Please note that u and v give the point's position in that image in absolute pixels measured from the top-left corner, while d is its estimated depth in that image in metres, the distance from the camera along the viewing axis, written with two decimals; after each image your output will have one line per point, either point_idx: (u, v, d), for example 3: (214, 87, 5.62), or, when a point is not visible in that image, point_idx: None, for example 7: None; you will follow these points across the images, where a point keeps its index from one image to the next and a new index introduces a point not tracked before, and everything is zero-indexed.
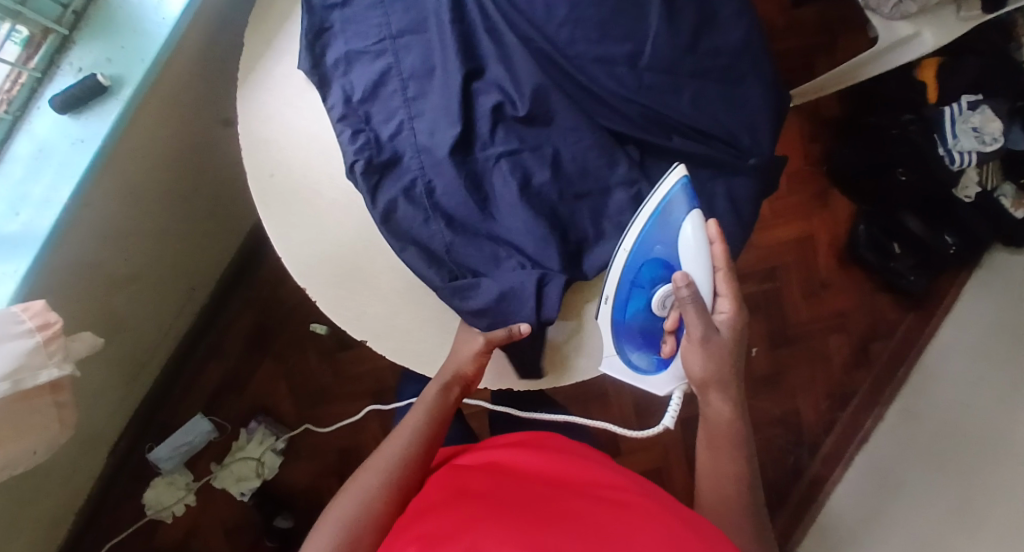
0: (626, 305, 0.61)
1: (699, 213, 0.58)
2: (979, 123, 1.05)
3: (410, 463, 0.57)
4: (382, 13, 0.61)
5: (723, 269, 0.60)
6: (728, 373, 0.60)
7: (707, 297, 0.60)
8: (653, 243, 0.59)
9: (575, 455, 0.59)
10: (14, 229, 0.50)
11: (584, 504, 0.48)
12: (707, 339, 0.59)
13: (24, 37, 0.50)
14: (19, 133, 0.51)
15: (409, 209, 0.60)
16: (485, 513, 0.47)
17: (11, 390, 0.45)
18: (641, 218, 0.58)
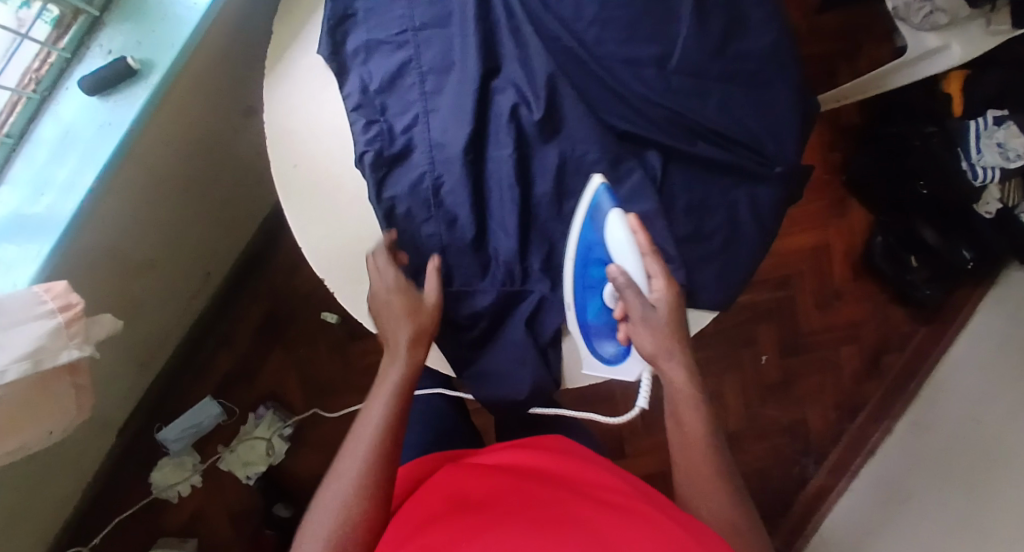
0: (588, 309, 0.62)
1: (618, 210, 0.57)
2: (1002, 138, 1.02)
3: (376, 462, 0.55)
4: (406, 5, 0.61)
5: (649, 253, 0.58)
6: (675, 341, 0.61)
7: (640, 283, 0.59)
8: (587, 245, 0.59)
9: (576, 457, 0.59)
10: (38, 211, 0.50)
11: (584, 509, 0.48)
12: (640, 317, 0.60)
13: (55, 17, 0.49)
14: (46, 114, 0.51)
15: (410, 203, 0.61)
16: (483, 520, 0.47)
17: (31, 370, 0.45)
18: (578, 223, 0.59)
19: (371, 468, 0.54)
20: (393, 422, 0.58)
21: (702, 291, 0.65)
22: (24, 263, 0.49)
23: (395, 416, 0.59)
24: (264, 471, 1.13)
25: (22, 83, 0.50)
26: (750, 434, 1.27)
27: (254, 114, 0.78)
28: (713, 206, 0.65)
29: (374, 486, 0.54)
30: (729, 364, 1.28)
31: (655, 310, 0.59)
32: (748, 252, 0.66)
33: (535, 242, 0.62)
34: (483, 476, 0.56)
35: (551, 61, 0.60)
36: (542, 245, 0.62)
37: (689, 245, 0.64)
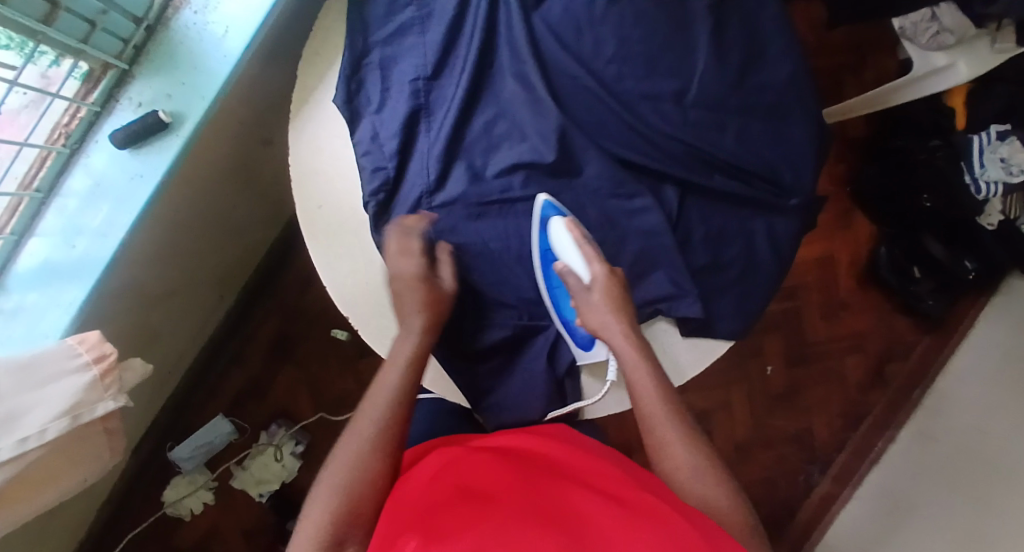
0: (564, 306, 0.64)
1: (557, 217, 0.61)
2: (1006, 154, 1.02)
3: (388, 429, 0.54)
4: (421, 52, 0.62)
5: (582, 242, 0.61)
6: (615, 314, 0.61)
7: (582, 271, 0.62)
8: (542, 250, 0.62)
9: (579, 449, 0.56)
10: (72, 260, 0.51)
11: (588, 506, 0.44)
12: (581, 303, 0.62)
13: (84, 72, 0.51)
14: (76, 167, 0.52)
15: (415, 247, 0.62)
16: (480, 510, 0.44)
17: (70, 425, 0.47)
18: (535, 233, 0.62)
19: (383, 432, 0.54)
20: (410, 384, 0.57)
21: (719, 321, 0.65)
22: (55, 311, 0.50)
23: (411, 376, 0.58)
24: (276, 489, 1.14)
25: (52, 139, 0.51)
26: (757, 443, 1.29)
27: (272, 142, 0.78)
28: (731, 236, 0.66)
29: (385, 451, 0.53)
30: (734, 375, 1.30)
31: (591, 292, 0.61)
32: (765, 281, 0.67)
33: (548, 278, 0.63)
34: (485, 460, 0.52)
35: (557, 111, 0.61)
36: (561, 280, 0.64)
37: (706, 275, 0.65)
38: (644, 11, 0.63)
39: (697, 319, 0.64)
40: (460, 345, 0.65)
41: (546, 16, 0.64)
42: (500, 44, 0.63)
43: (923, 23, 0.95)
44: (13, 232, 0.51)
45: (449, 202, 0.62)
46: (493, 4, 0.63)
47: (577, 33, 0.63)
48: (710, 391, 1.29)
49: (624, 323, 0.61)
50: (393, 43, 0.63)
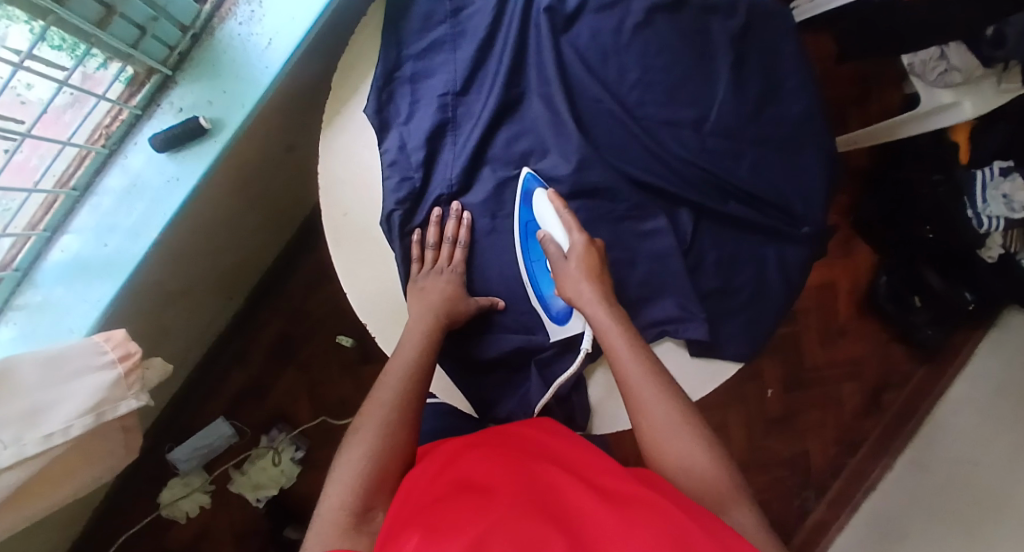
0: (541, 279, 0.65)
1: (540, 190, 0.63)
2: (1008, 190, 1.03)
3: (396, 421, 0.55)
4: (453, 68, 0.64)
5: (565, 214, 0.61)
6: (594, 281, 0.60)
7: (562, 241, 0.62)
8: (523, 221, 0.64)
9: (579, 447, 0.54)
10: (105, 258, 0.52)
11: (586, 501, 0.45)
12: (558, 270, 0.62)
13: (129, 76, 0.52)
14: (114, 167, 0.53)
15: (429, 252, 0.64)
16: (481, 509, 0.43)
17: (93, 422, 0.48)
18: (514, 208, 0.64)
19: (390, 423, 0.54)
20: (415, 373, 0.57)
21: (727, 343, 0.66)
22: (85, 307, 0.51)
23: (419, 364, 0.58)
24: (275, 495, 1.13)
25: (92, 139, 0.52)
26: (753, 465, 1.29)
27: (295, 148, 0.79)
28: (743, 261, 0.67)
29: (395, 443, 0.53)
30: (733, 396, 1.31)
31: (569, 259, 0.61)
32: (773, 306, 0.68)
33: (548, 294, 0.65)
34: (481, 457, 0.52)
35: (580, 139, 0.63)
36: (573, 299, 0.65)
37: (717, 297, 0.66)
38: (669, 41, 0.65)
39: (703, 341, 0.64)
40: (459, 357, 0.66)
41: (574, 41, 0.66)
42: (528, 67, 0.65)
43: (931, 61, 0.98)
44: (46, 228, 0.52)
45: (471, 211, 0.64)
46: (524, 28, 0.65)
47: (603, 61, 0.65)
48: (709, 412, 1.29)
49: (597, 289, 0.60)
50: (425, 58, 0.65)
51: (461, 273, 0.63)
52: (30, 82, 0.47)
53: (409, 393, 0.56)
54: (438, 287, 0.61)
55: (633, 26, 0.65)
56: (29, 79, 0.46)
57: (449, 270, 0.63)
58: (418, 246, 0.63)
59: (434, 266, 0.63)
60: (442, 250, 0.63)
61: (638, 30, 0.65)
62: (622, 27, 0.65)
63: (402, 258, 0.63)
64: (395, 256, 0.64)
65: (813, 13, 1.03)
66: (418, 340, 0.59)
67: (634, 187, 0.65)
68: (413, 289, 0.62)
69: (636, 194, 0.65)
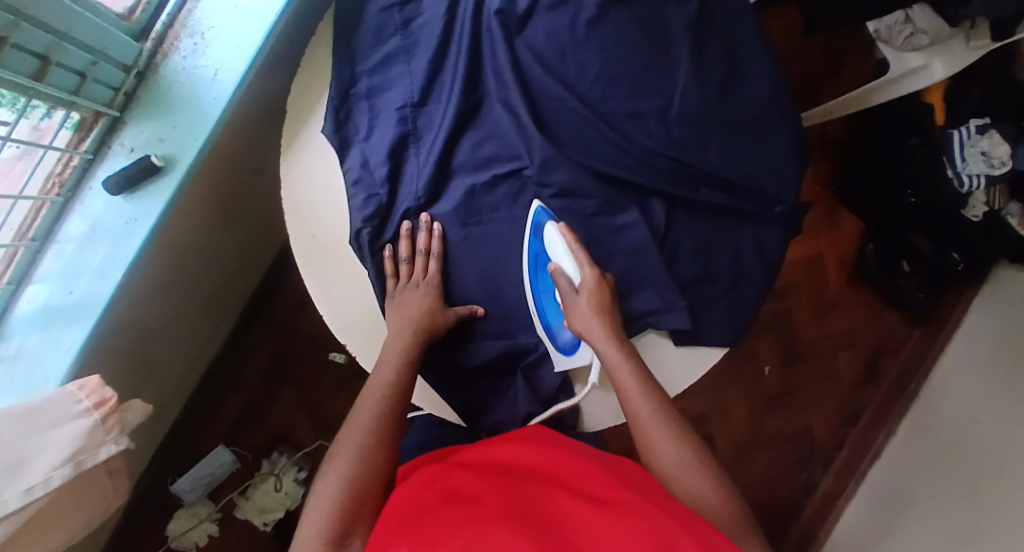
0: (549, 310, 0.64)
1: (551, 222, 0.62)
2: (987, 147, 1.06)
3: (376, 442, 0.55)
4: (409, 79, 0.64)
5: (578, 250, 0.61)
6: (604, 320, 0.60)
7: (572, 276, 0.61)
8: (533, 253, 0.63)
9: (563, 454, 0.54)
10: (71, 306, 0.51)
11: (574, 512, 0.45)
12: (569, 305, 0.61)
13: (76, 122, 0.52)
14: (72, 214, 0.52)
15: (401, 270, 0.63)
16: (467, 516, 0.44)
17: (73, 472, 0.48)
18: (525, 238, 0.63)
19: (370, 444, 0.54)
20: (393, 393, 0.57)
21: (710, 331, 0.66)
22: (58, 357, 0.51)
23: (398, 383, 0.58)
24: (282, 517, 1.12)
25: (45, 189, 0.51)
26: (757, 442, 1.29)
27: (262, 174, 0.79)
28: (720, 247, 0.67)
29: (374, 465, 0.53)
30: (731, 376, 1.30)
31: (580, 295, 0.60)
32: (754, 289, 0.68)
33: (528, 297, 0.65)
34: (469, 471, 0.52)
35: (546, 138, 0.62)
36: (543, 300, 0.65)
37: (697, 285, 0.66)
38: (626, 33, 0.65)
39: (686, 330, 0.64)
40: (443, 367, 0.65)
41: (530, 42, 0.65)
42: (485, 72, 0.65)
43: (897, 26, 0.95)
44: (10, 281, 0.51)
45: (439, 221, 0.63)
46: (477, 33, 0.64)
47: (561, 58, 0.65)
48: (708, 394, 1.29)
49: (609, 325, 0.60)
50: (380, 72, 0.64)
51: (437, 283, 0.62)
52: None
53: (388, 412, 0.57)
54: (415, 302, 0.61)
55: (587, 22, 0.64)
56: None
57: (425, 282, 0.62)
58: (391, 261, 0.63)
59: (410, 280, 0.62)
60: (415, 263, 0.62)
61: (593, 25, 0.64)
62: (576, 23, 0.64)
63: (375, 274, 0.63)
64: (368, 274, 0.63)
65: None
66: (396, 359, 0.59)
67: (602, 183, 0.64)
68: (391, 305, 0.62)
69: (605, 189, 0.64)
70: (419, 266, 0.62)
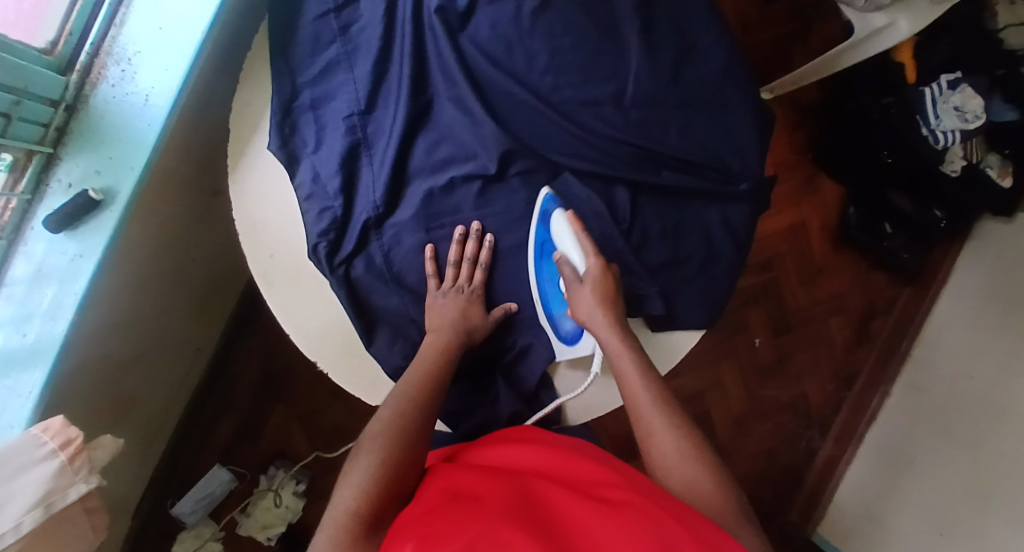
0: (552, 300, 0.63)
1: (557, 210, 0.62)
2: (960, 102, 1.04)
3: (407, 433, 0.55)
4: (353, 86, 0.63)
5: (584, 240, 0.61)
6: (607, 308, 0.60)
7: (576, 264, 0.62)
8: (539, 241, 0.63)
9: (576, 452, 0.55)
10: (28, 350, 0.51)
11: (576, 506, 0.46)
12: (572, 294, 0.61)
13: (8, 163, 0.50)
14: (17, 256, 0.51)
15: (368, 280, 0.63)
16: (477, 513, 0.44)
17: (44, 515, 0.47)
18: (530, 227, 0.63)
19: (400, 436, 0.55)
20: (428, 390, 0.58)
21: (684, 314, 0.66)
22: (18, 402, 0.50)
23: (433, 381, 0.59)
24: (284, 531, 1.12)
25: None
26: (754, 415, 1.29)
27: (219, 193, 0.78)
28: (688, 228, 0.66)
29: (403, 457, 0.54)
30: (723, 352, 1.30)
31: (584, 283, 0.61)
32: (726, 267, 0.67)
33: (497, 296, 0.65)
34: (474, 472, 0.53)
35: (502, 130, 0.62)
36: (510, 298, 0.65)
37: (667, 269, 0.65)
38: (572, 21, 0.64)
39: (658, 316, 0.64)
40: None
41: (474, 37, 0.64)
42: (432, 72, 0.64)
43: None
44: None
45: (397, 231, 0.63)
46: (420, 34, 0.63)
47: (508, 51, 0.64)
48: (704, 373, 1.28)
49: (616, 314, 0.60)
50: (322, 82, 0.63)
51: (480, 294, 0.63)
52: None
53: (420, 406, 0.57)
54: (452, 307, 0.61)
55: (531, 11, 0.63)
56: None
57: (470, 290, 0.62)
58: (434, 262, 0.63)
59: (454, 284, 0.62)
60: (462, 269, 0.62)
61: (538, 14, 0.63)
62: (521, 13, 0.63)
63: (337, 287, 0.62)
64: (332, 289, 0.63)
65: None
66: (433, 355, 0.60)
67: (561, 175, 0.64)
68: (432, 307, 0.62)
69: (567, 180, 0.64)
70: (464, 273, 0.62)
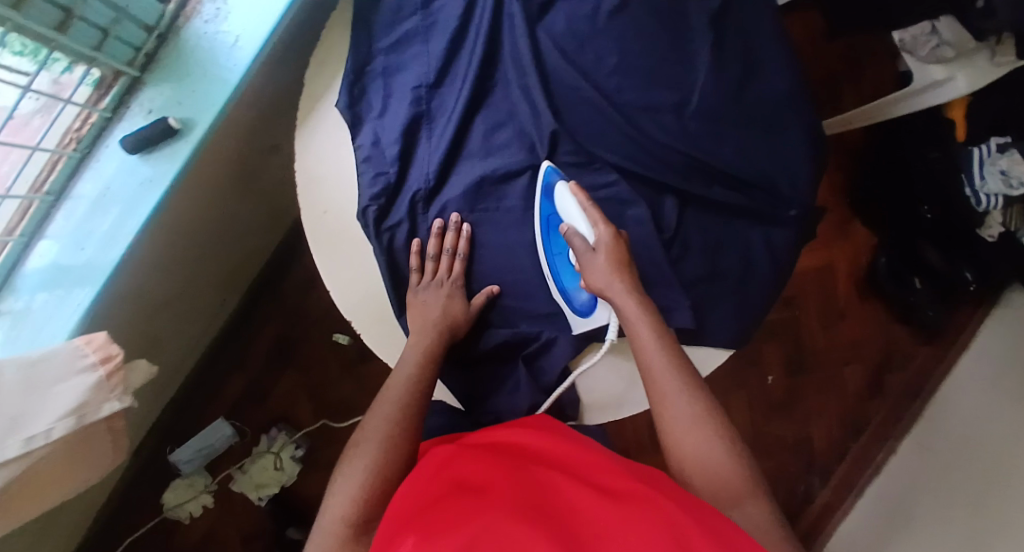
0: (564, 273, 0.64)
1: (561, 182, 0.62)
2: (1005, 166, 0.99)
3: (400, 429, 0.56)
4: (425, 58, 0.64)
5: (591, 211, 0.60)
6: (622, 274, 0.59)
7: (585, 234, 0.61)
8: (545, 214, 0.63)
9: (583, 445, 0.55)
10: (82, 265, 0.53)
11: (585, 499, 0.45)
12: (584, 264, 0.60)
13: (96, 79, 0.53)
14: (87, 172, 0.54)
15: (407, 251, 0.64)
16: (483, 507, 0.43)
17: (75, 425, 0.48)
18: (536, 200, 0.63)
19: (391, 433, 0.56)
20: (417, 383, 0.59)
21: (716, 329, 0.66)
22: (68, 314, 0.52)
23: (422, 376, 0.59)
24: (276, 493, 1.14)
25: (62, 143, 0.53)
26: (757, 450, 1.28)
27: (278, 149, 0.80)
28: (730, 246, 0.66)
29: (396, 452, 0.55)
30: (734, 383, 1.30)
31: (596, 253, 0.59)
32: (764, 289, 0.67)
33: (476, 284, 0.65)
34: (478, 458, 0.52)
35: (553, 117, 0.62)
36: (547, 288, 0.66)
37: (704, 283, 0.65)
38: (646, 26, 0.65)
39: (688, 327, 0.64)
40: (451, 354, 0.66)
41: (549, 29, 0.65)
42: (503, 58, 0.65)
43: (922, 36, 0.95)
44: (23, 233, 0.53)
45: (444, 207, 0.64)
46: (497, 18, 0.65)
47: (579, 47, 0.65)
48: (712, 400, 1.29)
49: (630, 282, 0.59)
50: (396, 52, 0.65)
51: (460, 286, 0.63)
52: None
53: (410, 403, 0.58)
54: (437, 301, 0.62)
55: (608, 11, 0.64)
56: None
57: (449, 283, 0.62)
58: (417, 255, 0.63)
59: (434, 278, 0.63)
60: (442, 261, 0.63)
61: (614, 14, 0.64)
62: (597, 12, 0.64)
63: (378, 253, 0.63)
64: (373, 255, 0.64)
65: None
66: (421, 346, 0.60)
67: (616, 174, 0.65)
68: (414, 302, 0.62)
69: (621, 180, 0.65)
70: (440, 261, 0.62)
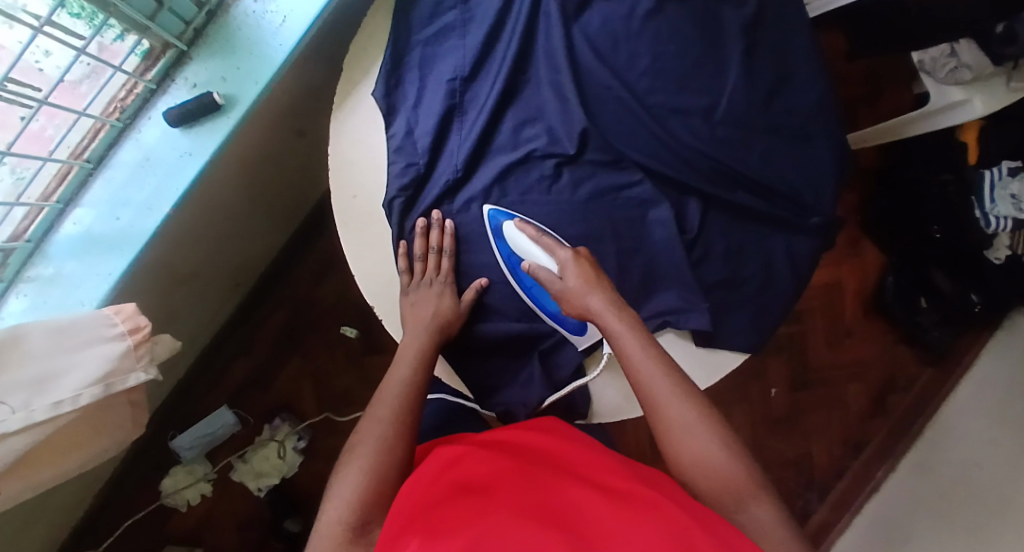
0: (545, 299, 0.65)
1: (507, 221, 0.63)
2: (1017, 190, 1.03)
3: (400, 425, 0.56)
4: (462, 50, 0.65)
5: (543, 239, 0.61)
6: (595, 288, 0.59)
7: (550, 265, 0.61)
8: (505, 256, 0.64)
9: (587, 447, 0.55)
10: (116, 231, 0.55)
11: (588, 499, 0.45)
12: (558, 292, 0.60)
13: (145, 50, 0.56)
14: (127, 141, 0.56)
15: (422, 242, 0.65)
16: (485, 512, 0.43)
17: (102, 394, 0.48)
18: (493, 244, 0.64)
19: (390, 432, 0.55)
20: (415, 382, 0.59)
21: (734, 334, 0.66)
22: (96, 281, 0.54)
23: (419, 376, 0.60)
24: (276, 484, 1.12)
25: (107, 112, 0.56)
26: None
27: (304, 135, 0.80)
28: (751, 253, 0.67)
29: (395, 447, 0.54)
30: (737, 394, 1.30)
31: (564, 279, 0.60)
32: (783, 297, 0.67)
33: (470, 278, 0.66)
34: (483, 459, 0.51)
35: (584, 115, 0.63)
36: None
37: (724, 288, 0.66)
38: (680, 31, 0.65)
39: (705, 331, 0.63)
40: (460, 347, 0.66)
41: (585, 27, 0.66)
42: (538, 55, 0.66)
43: (941, 59, 0.93)
44: (59, 200, 0.55)
45: (471, 200, 0.64)
46: (535, 15, 0.65)
47: (614, 48, 0.66)
48: None
49: (602, 297, 0.59)
50: (434, 43, 0.65)
51: (449, 284, 0.63)
52: (48, 49, 0.50)
53: (405, 404, 0.57)
54: (428, 301, 0.62)
55: (644, 14, 0.65)
56: (47, 46, 0.49)
57: (438, 282, 0.63)
58: (404, 256, 0.64)
59: (422, 278, 0.63)
60: (429, 261, 0.63)
61: (649, 18, 0.65)
62: (633, 14, 0.65)
63: (396, 243, 0.65)
64: (394, 241, 0.65)
65: (819, 12, 1.00)
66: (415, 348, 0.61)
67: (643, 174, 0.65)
68: (405, 303, 0.63)
69: (649, 181, 0.65)
70: (425, 266, 0.63)
